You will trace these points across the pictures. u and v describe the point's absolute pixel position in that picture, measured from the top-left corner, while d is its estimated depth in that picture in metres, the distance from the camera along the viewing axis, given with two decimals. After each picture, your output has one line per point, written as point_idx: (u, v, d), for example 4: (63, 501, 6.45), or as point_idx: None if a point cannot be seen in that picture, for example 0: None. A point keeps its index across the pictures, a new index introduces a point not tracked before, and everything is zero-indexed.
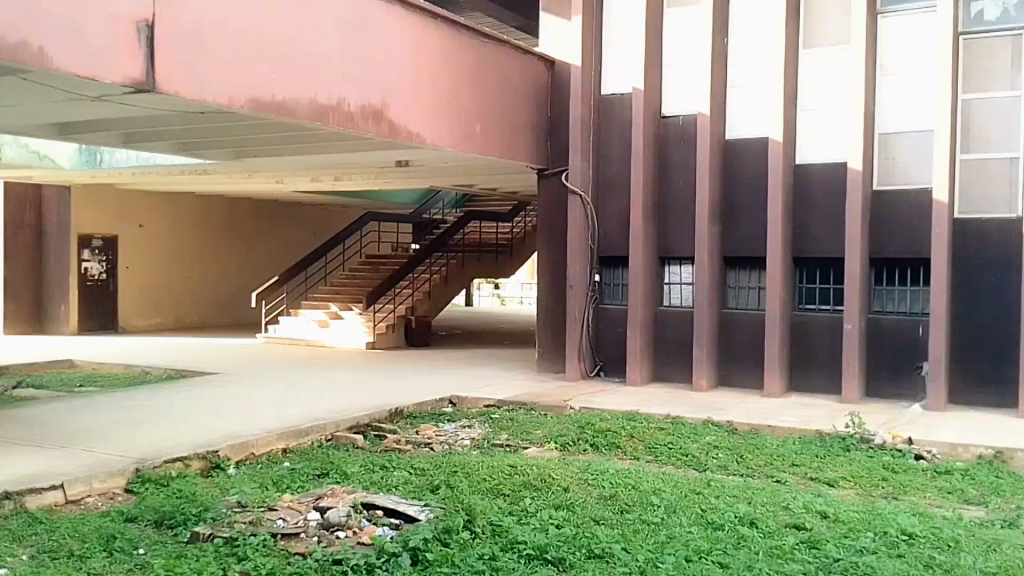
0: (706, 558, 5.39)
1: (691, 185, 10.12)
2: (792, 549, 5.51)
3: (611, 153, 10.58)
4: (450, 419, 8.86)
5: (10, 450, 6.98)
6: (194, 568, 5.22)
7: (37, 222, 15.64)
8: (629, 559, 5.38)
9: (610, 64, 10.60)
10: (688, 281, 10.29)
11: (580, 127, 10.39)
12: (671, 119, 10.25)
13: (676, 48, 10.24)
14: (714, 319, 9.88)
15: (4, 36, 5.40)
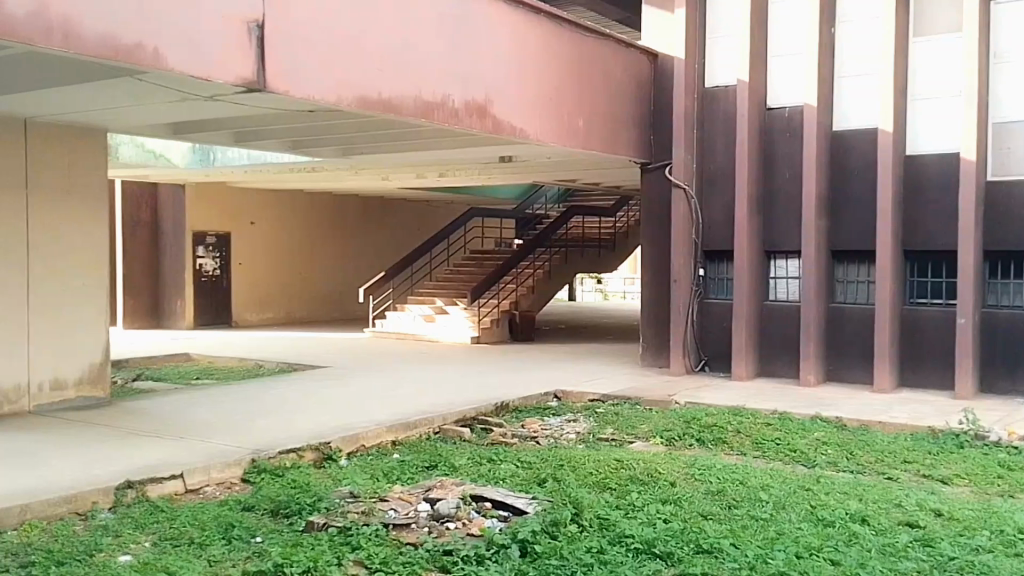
0: (817, 555, 5.26)
1: (798, 178, 10.00)
2: (905, 546, 5.41)
3: (711, 146, 10.51)
4: (555, 413, 8.93)
5: (146, 439, 7.23)
6: (311, 557, 5.33)
7: (153, 220, 16.04)
8: (739, 555, 5.27)
9: (714, 56, 10.54)
10: (794, 275, 10.20)
11: (682, 121, 10.34)
12: (776, 111, 10.15)
13: (782, 40, 10.12)
14: (822, 312, 9.79)
15: (121, 38, 5.59)
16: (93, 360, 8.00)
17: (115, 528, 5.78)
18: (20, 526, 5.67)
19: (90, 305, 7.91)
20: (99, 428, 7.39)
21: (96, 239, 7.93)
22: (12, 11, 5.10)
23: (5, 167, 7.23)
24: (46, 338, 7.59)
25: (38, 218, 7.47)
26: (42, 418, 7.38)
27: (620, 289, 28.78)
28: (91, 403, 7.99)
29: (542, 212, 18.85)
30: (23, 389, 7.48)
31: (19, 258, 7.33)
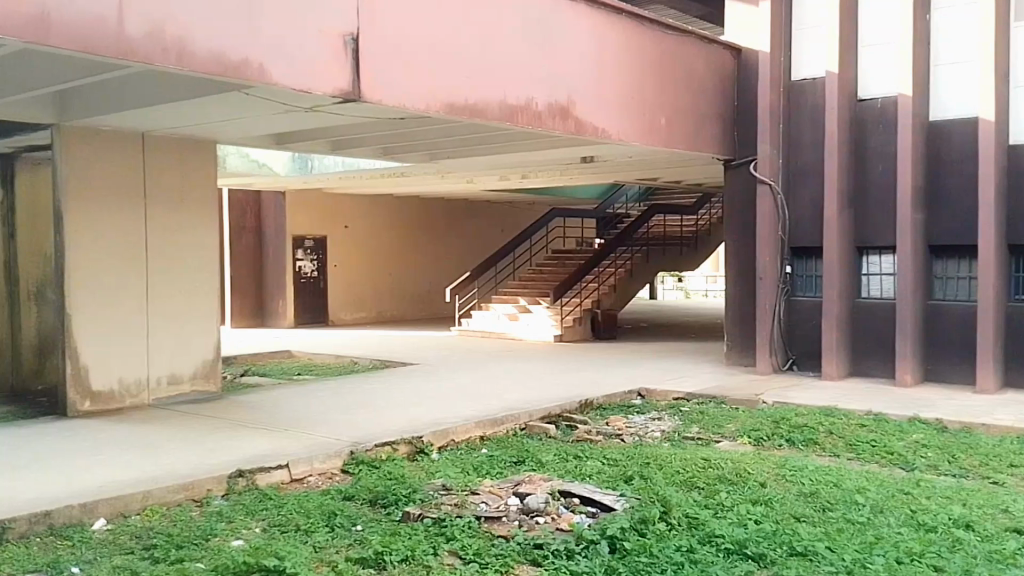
0: (919, 561, 5.13)
1: (893, 171, 9.67)
2: (1015, 554, 5.20)
3: (799, 141, 10.29)
4: (640, 411, 8.96)
5: (253, 430, 7.72)
6: (409, 546, 5.59)
7: (257, 225, 16.91)
8: (836, 558, 5.20)
9: (800, 49, 10.32)
10: (888, 271, 9.86)
11: (769, 115, 10.18)
12: (867, 102, 9.86)
13: (873, 28, 9.82)
14: (918, 309, 9.44)
15: (229, 56, 6.02)
16: (204, 356, 8.59)
17: (229, 514, 6.22)
18: (143, 510, 6.20)
19: (202, 305, 8.50)
20: (211, 419, 7.93)
21: (206, 241, 8.48)
22: (134, 36, 5.59)
23: (125, 174, 7.83)
24: (164, 336, 8.19)
25: (153, 221, 8.04)
26: (160, 411, 7.98)
27: (701, 288, 28.40)
28: (203, 396, 8.56)
29: (623, 211, 18.80)
30: (144, 383, 8.08)
31: (139, 258, 7.93)
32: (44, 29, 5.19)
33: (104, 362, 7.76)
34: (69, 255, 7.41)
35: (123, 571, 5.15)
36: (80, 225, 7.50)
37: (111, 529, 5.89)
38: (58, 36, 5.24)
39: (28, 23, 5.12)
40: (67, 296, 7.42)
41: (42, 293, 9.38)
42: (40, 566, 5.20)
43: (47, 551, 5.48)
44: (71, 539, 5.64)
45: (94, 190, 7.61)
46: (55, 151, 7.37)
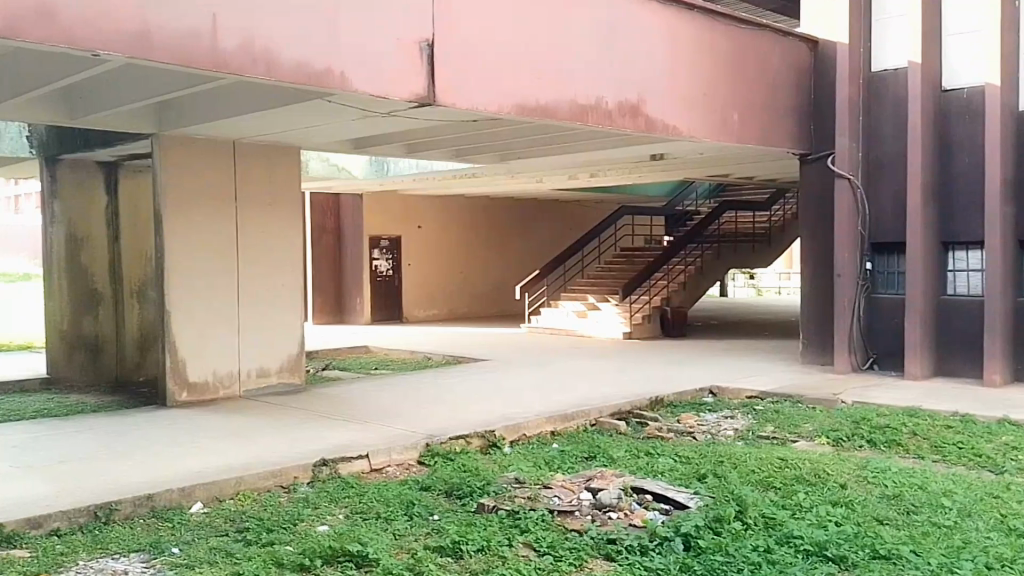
0: (1011, 567, 4.98)
1: (981, 163, 9.30)
2: None
3: (880, 134, 10.00)
4: (712, 409, 8.92)
5: (335, 422, 8.08)
6: (485, 537, 5.78)
7: (336, 227, 17.49)
8: (921, 562, 5.10)
9: (880, 39, 10.03)
10: (976, 267, 9.50)
11: (848, 107, 9.91)
12: (952, 92, 9.51)
13: (958, 16, 9.47)
14: (1009, 306, 9.06)
15: (314, 65, 6.35)
16: (290, 351, 9.01)
17: (314, 500, 6.56)
18: (236, 495, 6.62)
19: (288, 303, 8.92)
20: (296, 410, 8.35)
21: (292, 242, 8.91)
22: (226, 49, 5.97)
23: (218, 178, 8.31)
24: (252, 332, 8.65)
25: (243, 223, 8.50)
26: (249, 402, 8.43)
27: (775, 286, 27.73)
28: (289, 389, 8.99)
29: (693, 209, 18.88)
30: (235, 375, 8.56)
31: (230, 258, 8.40)
32: (147, 45, 5.62)
33: (199, 356, 8.27)
34: (168, 255, 7.94)
35: (218, 552, 5.52)
36: (178, 225, 8.01)
37: (208, 512, 6.31)
38: (158, 52, 5.67)
39: (132, 41, 5.56)
40: (166, 293, 7.94)
41: (143, 292, 10.15)
42: (142, 545, 5.62)
43: (150, 531, 5.91)
44: (171, 521, 6.08)
45: (190, 193, 8.11)
46: (155, 158, 7.90)
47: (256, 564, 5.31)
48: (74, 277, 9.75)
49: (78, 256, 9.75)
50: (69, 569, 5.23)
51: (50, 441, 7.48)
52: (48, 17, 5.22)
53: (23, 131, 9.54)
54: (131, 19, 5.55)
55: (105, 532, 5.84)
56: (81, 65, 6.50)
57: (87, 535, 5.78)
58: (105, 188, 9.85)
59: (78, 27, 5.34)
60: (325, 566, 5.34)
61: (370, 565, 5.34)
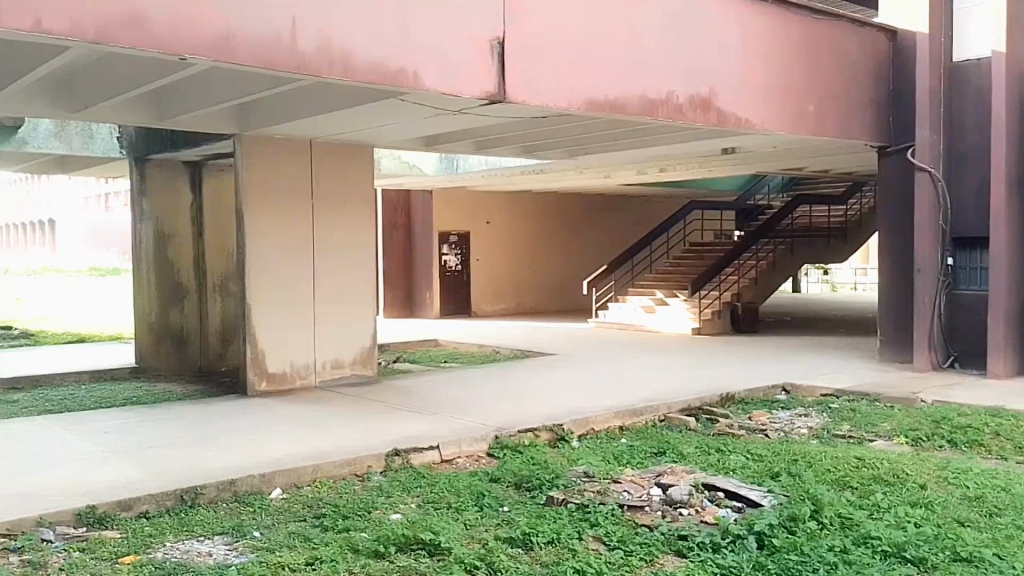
0: None
1: None
2: None
3: (963, 125, 9.68)
4: (785, 406, 8.79)
5: (409, 413, 8.27)
6: (554, 529, 5.85)
7: (407, 223, 17.79)
8: (1007, 567, 4.95)
9: (963, 26, 9.68)
10: None
11: (928, 98, 9.59)
12: None
13: None
14: None
15: (389, 65, 6.51)
16: (363, 344, 9.24)
17: (388, 489, 6.75)
18: (313, 482, 6.85)
19: (362, 298, 9.15)
20: (371, 401, 8.57)
21: (367, 239, 9.14)
22: (304, 50, 6.17)
23: (297, 177, 8.58)
24: (329, 325, 8.91)
25: (321, 220, 8.77)
26: (326, 393, 8.70)
27: (850, 280, 27.42)
28: (362, 380, 9.23)
29: (766, 203, 18.38)
30: (312, 366, 8.84)
31: (307, 253, 8.66)
32: (231, 48, 5.85)
33: (278, 348, 8.57)
34: (250, 249, 8.23)
35: (297, 536, 5.74)
36: (258, 220, 8.31)
37: (286, 498, 6.56)
38: (241, 55, 5.89)
39: (217, 45, 5.79)
40: (247, 285, 8.25)
41: (225, 286, 10.55)
42: (225, 529, 5.88)
43: (232, 515, 6.18)
44: (252, 505, 6.34)
45: (270, 190, 8.40)
46: (237, 155, 8.20)
47: (333, 549, 5.51)
48: (162, 272, 10.19)
49: (165, 250, 10.19)
50: (158, 549, 5.51)
51: (140, 427, 7.88)
52: (140, 23, 5.49)
53: (113, 132, 9.99)
54: (216, 22, 5.78)
55: (190, 514, 6.13)
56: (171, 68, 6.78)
57: (174, 518, 6.08)
58: (190, 185, 10.27)
59: (168, 32, 5.60)
60: (399, 552, 5.50)
61: (442, 553, 5.46)
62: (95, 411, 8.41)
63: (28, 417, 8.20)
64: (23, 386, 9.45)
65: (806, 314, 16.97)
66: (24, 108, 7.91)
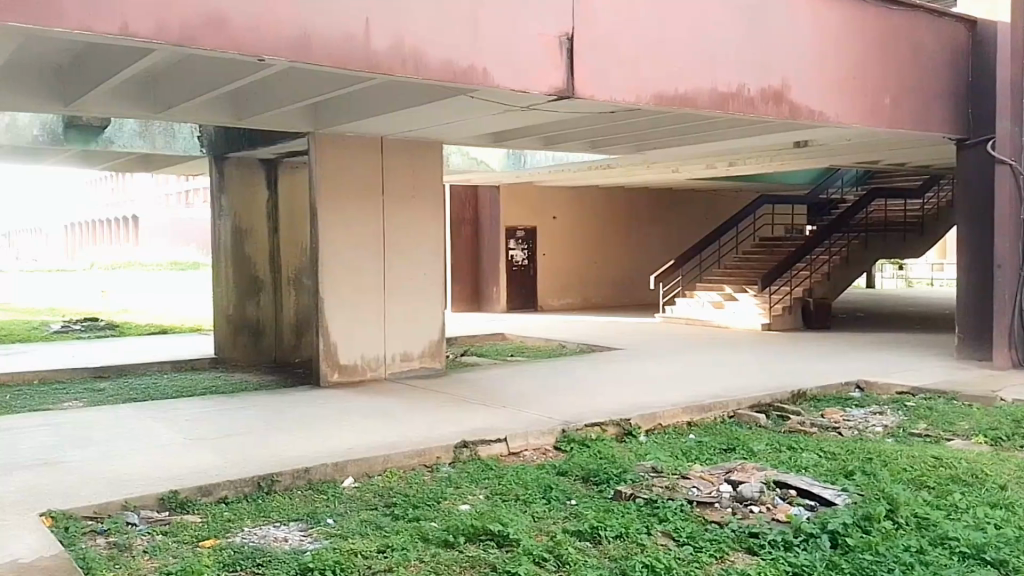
0: None
1: None
2: None
3: None
4: (859, 404, 8.64)
5: (480, 406, 8.40)
6: (623, 523, 5.88)
7: (473, 218, 18.05)
8: None
9: None
10: None
11: (1010, 88, 9.32)
12: None
13: None
14: None
15: (459, 62, 6.59)
16: (431, 337, 9.40)
17: (456, 480, 6.88)
18: (384, 472, 7.01)
19: (431, 294, 9.31)
20: (441, 394, 8.72)
21: (436, 235, 9.30)
22: (377, 49, 6.29)
23: (368, 173, 8.76)
24: (399, 320, 9.10)
25: (392, 216, 8.95)
26: (396, 384, 8.88)
27: (926, 276, 27.00)
28: (431, 373, 9.39)
29: (838, 197, 18.42)
30: (381, 359, 9.02)
31: (379, 248, 8.85)
32: (306, 49, 6.00)
33: (350, 341, 8.79)
34: (323, 245, 8.46)
35: (369, 524, 5.88)
36: (330, 216, 8.51)
37: (358, 486, 6.72)
38: (317, 55, 6.05)
39: (294, 46, 5.95)
40: (320, 279, 8.46)
41: (298, 280, 10.80)
42: (300, 515, 6.07)
43: (307, 502, 6.37)
44: (325, 493, 6.53)
45: (343, 188, 8.59)
46: (311, 153, 8.42)
47: (404, 538, 5.64)
48: (238, 263, 10.58)
49: (242, 244, 10.58)
50: (236, 534, 5.72)
51: (220, 414, 8.19)
52: (221, 24, 5.67)
53: (194, 131, 10.24)
54: (292, 23, 5.93)
55: (266, 501, 6.36)
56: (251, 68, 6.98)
57: (251, 504, 6.30)
58: (266, 183, 10.59)
59: (247, 33, 5.77)
60: (468, 543, 5.60)
61: (511, 544, 5.54)
62: (176, 400, 8.74)
63: (114, 405, 8.59)
64: (109, 374, 9.92)
65: (871, 310, 16.56)
66: (111, 109, 8.25)
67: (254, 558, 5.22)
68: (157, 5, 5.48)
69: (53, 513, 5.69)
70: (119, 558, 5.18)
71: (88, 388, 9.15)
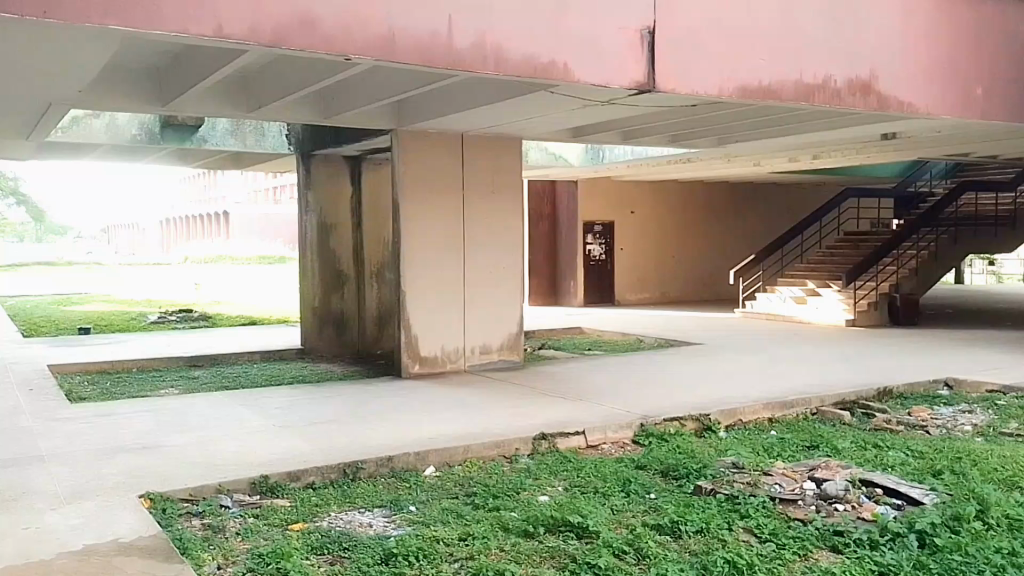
0: None
1: None
2: None
3: None
4: (948, 402, 8.44)
5: (560, 398, 8.50)
6: (703, 519, 5.84)
7: (551, 211, 18.89)
8: None
9: None
10: None
11: None
12: None
13: None
14: None
15: (541, 58, 6.59)
16: (510, 330, 9.54)
17: (536, 471, 6.96)
18: (464, 462, 7.16)
19: (510, 288, 9.45)
20: (522, 386, 8.86)
21: (516, 228, 9.43)
22: (462, 46, 6.32)
23: (450, 169, 8.93)
24: (478, 313, 9.26)
25: (472, 209, 9.11)
26: (476, 376, 9.06)
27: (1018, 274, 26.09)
28: (509, 365, 9.55)
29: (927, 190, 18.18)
30: (461, 351, 9.20)
31: (460, 241, 9.03)
32: (391, 46, 6.03)
33: (431, 334, 8.99)
34: (405, 240, 8.66)
35: (450, 512, 6.01)
36: (413, 210, 8.71)
37: (440, 475, 6.89)
38: (403, 53, 6.10)
39: (382, 44, 6.00)
40: (403, 272, 8.67)
41: (381, 273, 11.01)
42: (384, 502, 6.23)
43: (391, 489, 6.54)
44: (408, 481, 6.71)
45: (425, 183, 8.78)
46: (395, 149, 8.62)
47: (485, 526, 5.74)
48: (323, 260, 10.88)
49: (327, 239, 10.83)
50: (324, 518, 5.92)
51: (308, 403, 8.49)
52: (311, 25, 5.72)
53: (283, 130, 10.79)
54: (379, 22, 5.98)
55: (351, 487, 6.56)
56: (337, 67, 7.17)
57: (338, 490, 6.52)
58: (350, 176, 10.82)
59: (336, 34, 5.81)
60: (548, 533, 5.65)
61: (591, 536, 5.59)
62: (266, 389, 9.11)
63: (208, 393, 9.00)
64: (203, 363, 10.45)
65: (950, 307, 16.03)
66: (205, 109, 8.63)
67: (340, 542, 5.40)
68: (249, 7, 5.56)
69: (151, 495, 6.00)
70: (213, 539, 5.42)
71: (184, 376, 9.64)
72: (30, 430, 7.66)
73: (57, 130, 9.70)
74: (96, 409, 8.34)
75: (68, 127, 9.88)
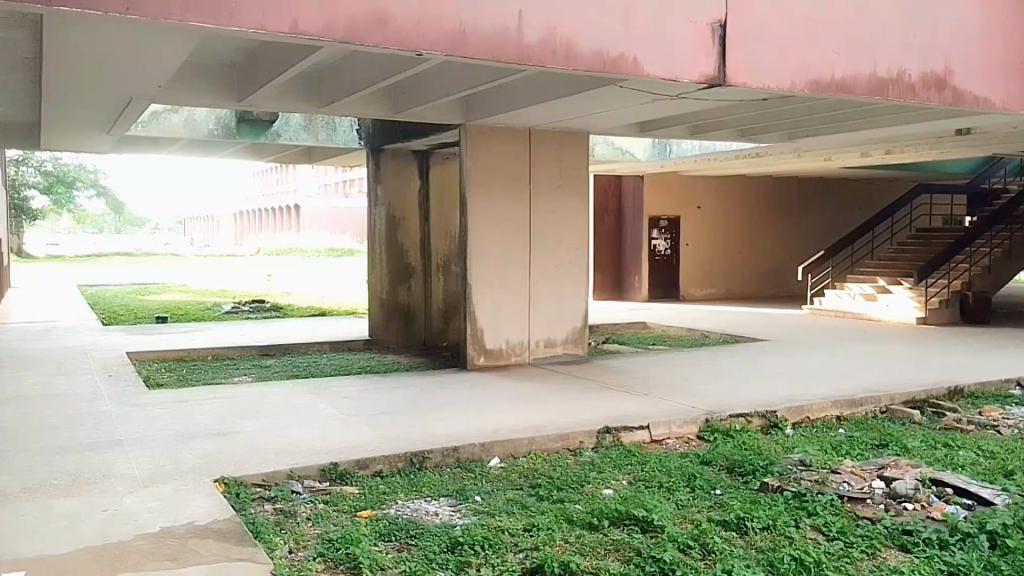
0: None
1: None
2: None
3: None
4: (1020, 402, 8.32)
5: (625, 393, 8.54)
6: (770, 516, 5.73)
7: (616, 207, 18.92)
8: None
9: None
10: None
11: None
12: None
13: None
14: None
15: (609, 52, 6.40)
16: (575, 324, 9.65)
17: (600, 465, 6.99)
18: (529, 454, 7.24)
19: (574, 281, 9.56)
20: (587, 379, 8.95)
21: (579, 221, 9.53)
22: (530, 40, 6.10)
23: (518, 163, 9.07)
24: (542, 307, 9.37)
25: (537, 202, 9.23)
26: (541, 369, 9.17)
27: None
28: (574, 359, 9.65)
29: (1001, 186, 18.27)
30: (526, 344, 9.33)
31: (525, 234, 9.15)
32: (460, 41, 5.84)
33: (497, 327, 9.12)
34: (469, 232, 8.81)
35: (515, 503, 6.06)
36: (479, 203, 8.84)
37: (504, 467, 6.96)
38: (471, 49, 5.89)
39: (450, 39, 5.80)
40: (468, 264, 8.82)
41: (447, 266, 11.27)
42: (449, 492, 6.31)
43: (457, 479, 6.65)
44: (473, 471, 6.81)
45: (489, 174, 8.88)
46: (463, 144, 8.76)
47: (549, 518, 5.74)
48: (392, 252, 11.08)
49: (395, 232, 11.06)
50: (391, 506, 6.01)
51: (378, 393, 8.67)
52: (383, 21, 5.53)
53: (354, 125, 10.96)
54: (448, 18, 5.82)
55: (418, 476, 6.67)
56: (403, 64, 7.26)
57: (405, 478, 6.63)
58: (419, 173, 11.07)
59: (404, 29, 5.64)
60: (612, 526, 5.62)
61: (655, 531, 5.52)
62: (336, 378, 9.34)
63: (279, 381, 9.25)
64: (274, 352, 10.77)
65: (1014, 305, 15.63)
66: (276, 106, 8.82)
67: (407, 530, 5.46)
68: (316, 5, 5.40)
69: (225, 480, 6.16)
70: (285, 524, 5.56)
71: (256, 365, 9.92)
72: (112, 414, 7.93)
73: (137, 125, 9.92)
74: (173, 396, 8.61)
75: (147, 122, 10.11)
